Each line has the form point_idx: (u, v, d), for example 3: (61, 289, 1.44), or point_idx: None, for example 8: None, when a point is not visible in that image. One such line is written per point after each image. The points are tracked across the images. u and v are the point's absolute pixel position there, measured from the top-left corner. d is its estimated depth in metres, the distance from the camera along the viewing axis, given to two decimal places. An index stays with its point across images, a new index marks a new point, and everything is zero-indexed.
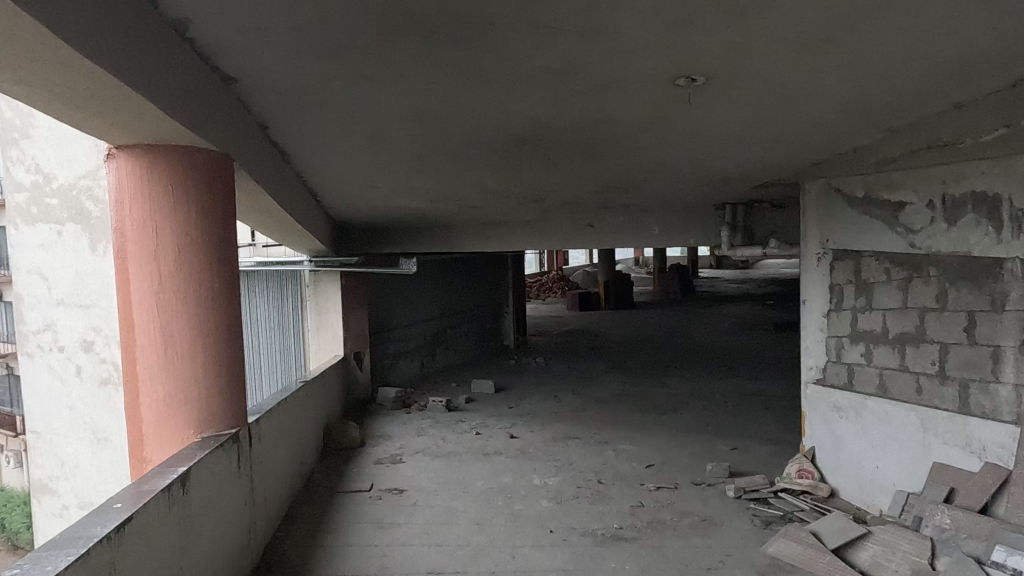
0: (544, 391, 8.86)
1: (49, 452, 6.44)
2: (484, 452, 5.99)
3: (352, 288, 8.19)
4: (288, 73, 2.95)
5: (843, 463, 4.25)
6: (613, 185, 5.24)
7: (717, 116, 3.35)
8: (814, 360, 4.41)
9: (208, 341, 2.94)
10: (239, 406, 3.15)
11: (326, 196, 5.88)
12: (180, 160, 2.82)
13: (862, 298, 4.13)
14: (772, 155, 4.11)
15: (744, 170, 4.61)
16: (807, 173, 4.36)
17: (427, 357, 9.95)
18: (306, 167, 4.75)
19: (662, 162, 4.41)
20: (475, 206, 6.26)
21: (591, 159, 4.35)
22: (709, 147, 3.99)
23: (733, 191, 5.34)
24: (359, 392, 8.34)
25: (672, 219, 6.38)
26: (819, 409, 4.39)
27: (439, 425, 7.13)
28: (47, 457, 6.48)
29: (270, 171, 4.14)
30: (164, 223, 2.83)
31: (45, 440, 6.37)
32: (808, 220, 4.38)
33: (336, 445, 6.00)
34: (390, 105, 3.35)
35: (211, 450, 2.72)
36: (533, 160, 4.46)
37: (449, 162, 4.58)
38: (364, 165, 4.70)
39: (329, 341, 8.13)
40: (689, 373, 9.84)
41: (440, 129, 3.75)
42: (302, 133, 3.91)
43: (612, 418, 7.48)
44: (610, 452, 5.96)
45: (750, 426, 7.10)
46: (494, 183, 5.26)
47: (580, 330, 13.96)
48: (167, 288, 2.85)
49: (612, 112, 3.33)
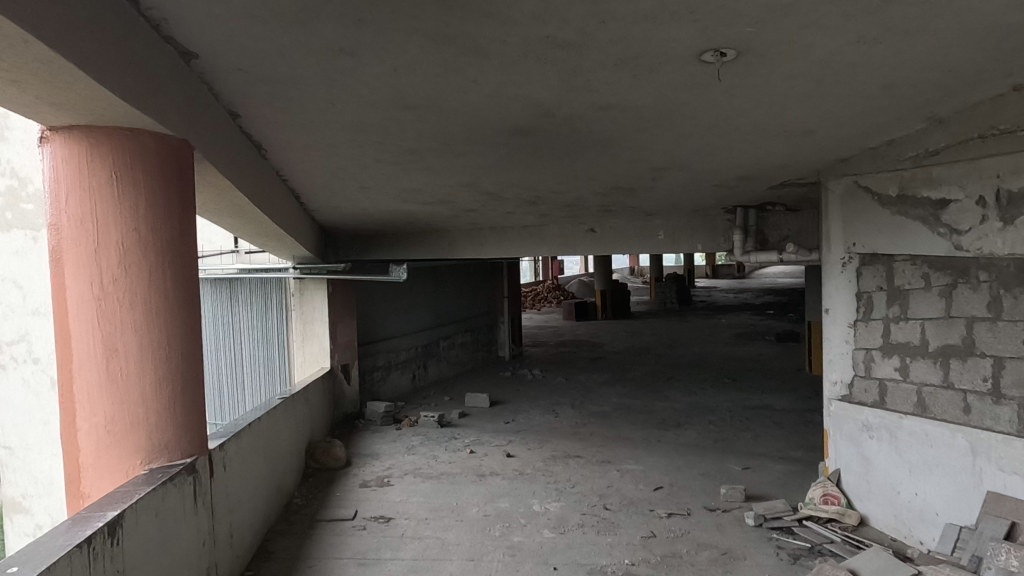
0: (541, 405, 8.46)
1: (22, 469, 5.79)
2: (479, 473, 5.56)
3: (340, 296, 7.79)
4: (254, 47, 2.56)
5: (874, 488, 3.90)
6: (618, 186, 4.88)
7: (743, 100, 2.97)
8: (839, 374, 4.12)
9: (159, 355, 2.53)
10: (197, 430, 2.71)
11: (309, 198, 5.49)
12: (127, 145, 2.42)
13: (896, 306, 3.80)
14: (795, 149, 3.75)
15: (762, 169, 4.27)
16: (832, 171, 4.08)
17: (419, 369, 9.53)
18: (287, 164, 4.38)
19: (674, 159, 4.06)
20: (469, 208, 5.88)
21: (597, 154, 3.98)
22: (728, 140, 3.62)
23: (747, 192, 4.97)
24: (347, 407, 7.91)
25: (677, 224, 6.03)
26: (847, 428, 4.05)
27: (431, 442, 6.71)
28: (19, 474, 5.81)
29: (244, 165, 3.76)
30: (105, 217, 2.41)
31: (18, 458, 5.78)
32: (833, 224, 4.12)
33: (319, 467, 5.55)
34: (375, 87, 2.97)
35: (155, 487, 2.30)
36: (533, 156, 4.08)
37: (441, 159, 4.20)
38: (349, 161, 4.31)
39: (315, 352, 7.65)
40: (692, 385, 9.45)
41: (431, 118, 3.37)
42: (279, 123, 3.53)
43: (614, 434, 7.08)
44: (614, 472, 5.56)
45: (760, 443, 6.71)
46: (490, 183, 4.88)
47: (577, 341, 13.58)
48: (109, 293, 2.42)
49: (626, 96, 2.96)
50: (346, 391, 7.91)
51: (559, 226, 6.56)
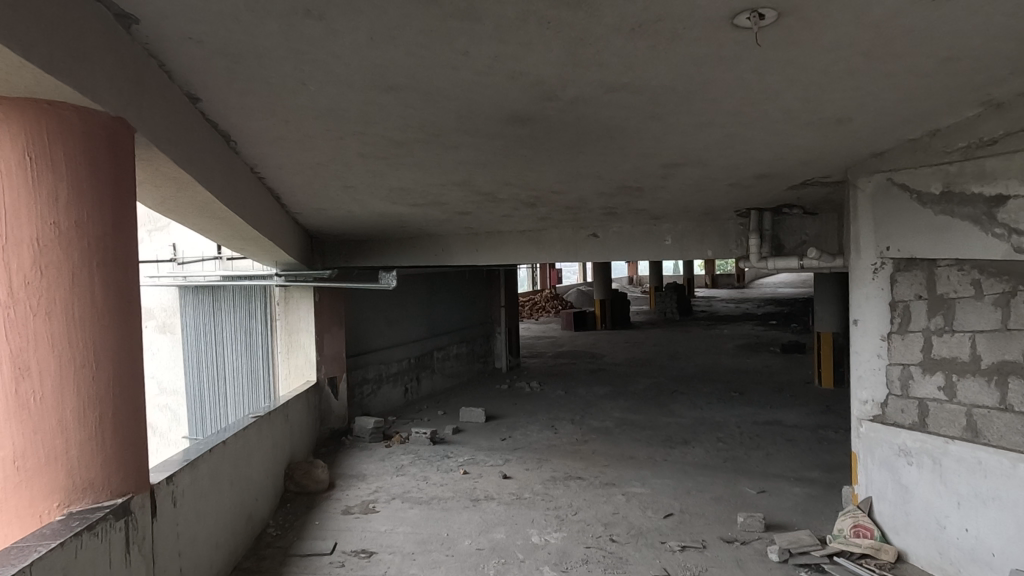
0: (540, 420, 8.03)
1: None
2: (473, 497, 5.12)
3: (327, 306, 7.40)
4: (201, 7, 2.16)
5: (913, 521, 3.51)
6: (625, 185, 4.48)
7: (776, 78, 2.58)
8: (870, 392, 3.78)
9: (83, 375, 2.12)
10: (134, 464, 2.30)
11: (291, 199, 5.08)
12: (45, 123, 2.03)
13: (940, 317, 3.48)
14: (825, 141, 3.37)
15: (785, 166, 3.88)
16: (862, 167, 3.74)
17: (412, 382, 9.10)
18: (261, 159, 3.97)
19: (689, 154, 3.66)
20: (463, 211, 5.48)
21: (604, 148, 3.59)
22: (751, 131, 3.23)
23: (763, 193, 4.58)
24: (335, 422, 7.47)
25: (686, 228, 5.63)
26: (881, 453, 3.67)
27: (422, 461, 6.27)
28: None
29: (208, 156, 3.35)
30: (17, 210, 2.01)
31: None
32: (862, 226, 3.77)
33: (299, 490, 5.11)
34: (351, 62, 2.57)
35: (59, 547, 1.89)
36: (532, 150, 3.68)
37: (431, 153, 3.80)
38: (330, 156, 3.91)
39: (300, 366, 7.31)
40: (697, 399, 9.04)
41: (417, 102, 2.97)
42: (246, 108, 3.12)
43: (618, 452, 6.66)
44: (619, 497, 5.13)
45: (773, 462, 6.28)
46: (486, 181, 4.47)
47: (576, 352, 13.17)
48: (20, 300, 2.01)
49: (641, 73, 2.57)
50: (333, 406, 7.48)
51: (559, 230, 6.17)
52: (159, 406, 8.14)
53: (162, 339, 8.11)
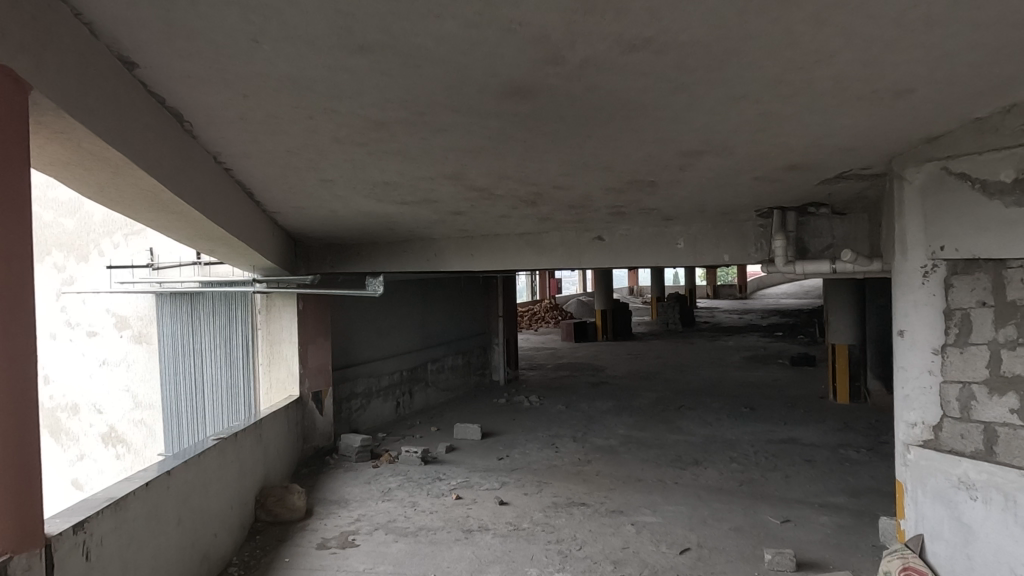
0: (540, 437, 7.52)
1: None
2: (464, 528, 4.61)
3: (311, 315, 6.92)
4: None
5: (977, 565, 3.05)
6: (637, 180, 4.00)
7: (831, 31, 2.11)
8: (918, 414, 3.39)
9: None
10: (14, 513, 1.97)
11: (266, 195, 4.59)
12: None
13: (1012, 327, 3.04)
14: (876, 122, 2.89)
15: (821, 155, 3.41)
16: (912, 155, 3.31)
17: (403, 397, 8.57)
18: (224, 146, 3.50)
19: (713, 139, 3.19)
20: (457, 210, 4.99)
21: (615, 131, 3.11)
22: (790, 108, 2.75)
23: (791, 189, 4.10)
24: (319, 440, 6.94)
25: (700, 230, 5.17)
26: (934, 484, 3.24)
27: (412, 484, 5.75)
28: None
29: (155, 138, 2.88)
30: None
31: None
32: (910, 223, 3.36)
33: (271, 520, 4.59)
34: (309, 10, 2.09)
35: None
36: (533, 135, 3.20)
37: (417, 138, 3.31)
38: (303, 143, 3.43)
39: (282, 378, 6.81)
40: (706, 414, 8.53)
41: (396, 68, 2.49)
42: (193, 79, 2.65)
43: (624, 473, 6.14)
44: (628, 528, 4.62)
45: (794, 486, 5.76)
46: (480, 174, 3.99)
47: (576, 364, 12.65)
48: None
49: (669, 23, 2.09)
50: (318, 422, 6.97)
51: (561, 233, 5.69)
52: (134, 421, 7.67)
53: (138, 350, 7.67)
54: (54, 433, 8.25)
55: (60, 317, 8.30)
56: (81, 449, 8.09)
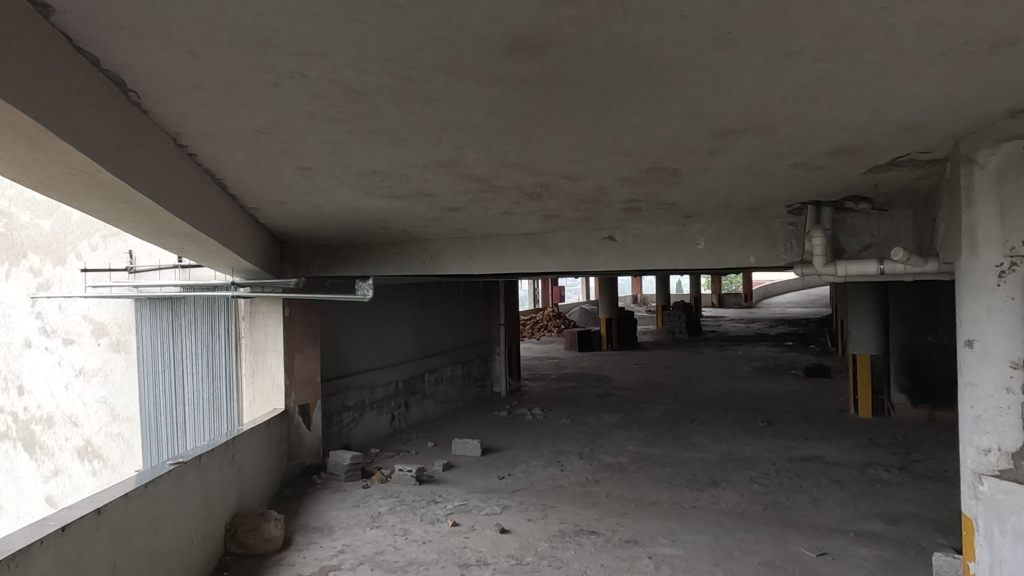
0: (543, 454, 6.99)
1: None
2: (460, 562, 4.08)
3: (300, 322, 6.46)
4: None
5: None
6: (658, 167, 3.50)
7: None
8: (993, 439, 2.89)
9: None
10: None
11: (240, 186, 4.11)
12: None
13: None
14: (954, 87, 2.40)
15: (877, 135, 2.92)
16: (981, 135, 2.83)
17: (399, 410, 8.06)
18: (182, 123, 3.01)
19: (753, 112, 2.69)
20: (453, 206, 4.50)
21: (639, 102, 2.62)
22: (855, 67, 2.26)
23: (831, 178, 3.61)
24: (306, 456, 6.43)
25: (723, 229, 4.68)
26: (1016, 523, 2.74)
27: (403, 507, 5.23)
28: None
29: (83, 103, 2.38)
30: None
31: None
32: (981, 216, 2.88)
33: (242, 553, 4.08)
34: None
35: None
36: (540, 107, 2.71)
37: (404, 112, 2.82)
38: (272, 120, 2.95)
39: (269, 389, 6.34)
40: (721, 429, 7.99)
41: (373, 12, 2.00)
42: (126, 31, 2.17)
43: (636, 496, 5.60)
44: (645, 563, 4.09)
45: (823, 511, 5.23)
46: (478, 161, 3.49)
47: (581, 374, 12.13)
48: None
49: None
50: (305, 437, 6.47)
51: (568, 233, 5.20)
52: (111, 434, 7.13)
53: (115, 359, 7.14)
54: (28, 447, 7.69)
55: (35, 323, 7.76)
56: (56, 464, 7.55)
